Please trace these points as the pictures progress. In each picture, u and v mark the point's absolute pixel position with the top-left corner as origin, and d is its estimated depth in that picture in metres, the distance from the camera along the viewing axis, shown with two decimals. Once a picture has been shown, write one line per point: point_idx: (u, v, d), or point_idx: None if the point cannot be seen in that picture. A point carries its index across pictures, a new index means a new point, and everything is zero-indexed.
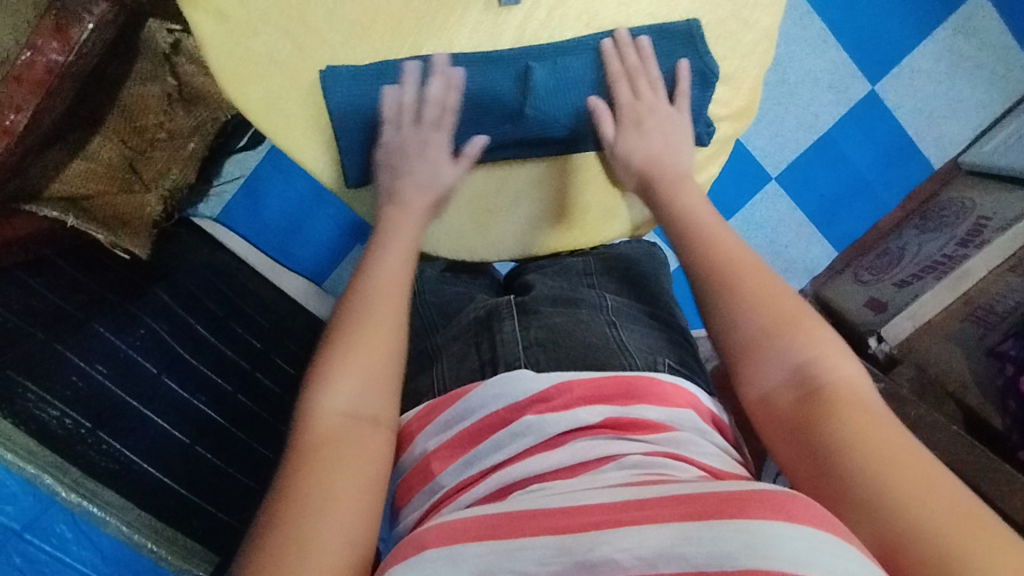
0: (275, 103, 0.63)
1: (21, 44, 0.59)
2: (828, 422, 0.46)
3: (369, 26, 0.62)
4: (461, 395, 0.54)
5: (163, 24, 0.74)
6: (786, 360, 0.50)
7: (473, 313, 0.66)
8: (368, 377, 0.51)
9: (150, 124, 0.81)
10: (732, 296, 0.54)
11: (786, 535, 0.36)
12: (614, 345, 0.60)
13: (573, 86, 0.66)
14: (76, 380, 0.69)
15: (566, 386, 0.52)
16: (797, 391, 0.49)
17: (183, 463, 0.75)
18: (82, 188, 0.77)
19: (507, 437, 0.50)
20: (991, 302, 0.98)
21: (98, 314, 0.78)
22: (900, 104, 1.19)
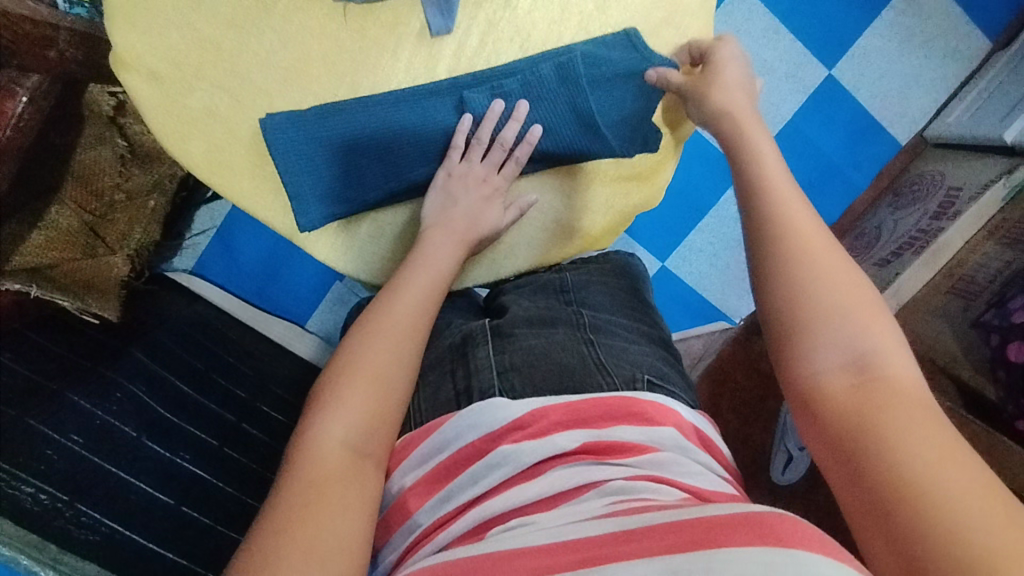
0: (219, 157, 0.63)
1: None
2: (878, 410, 0.42)
3: (304, 67, 0.62)
4: (438, 426, 0.52)
5: (103, 88, 0.76)
6: (843, 343, 0.46)
7: (448, 339, 0.64)
8: (370, 412, 0.50)
9: (106, 186, 0.81)
10: (794, 268, 0.49)
11: (774, 560, 0.33)
12: (591, 365, 0.57)
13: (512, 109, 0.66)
14: (50, 453, 0.68)
15: (542, 412, 0.51)
16: (855, 376, 0.45)
17: (169, 528, 0.73)
18: (44, 257, 0.76)
19: (485, 468, 0.48)
20: (973, 271, 0.96)
21: (70, 383, 0.77)
22: (859, 85, 1.20)
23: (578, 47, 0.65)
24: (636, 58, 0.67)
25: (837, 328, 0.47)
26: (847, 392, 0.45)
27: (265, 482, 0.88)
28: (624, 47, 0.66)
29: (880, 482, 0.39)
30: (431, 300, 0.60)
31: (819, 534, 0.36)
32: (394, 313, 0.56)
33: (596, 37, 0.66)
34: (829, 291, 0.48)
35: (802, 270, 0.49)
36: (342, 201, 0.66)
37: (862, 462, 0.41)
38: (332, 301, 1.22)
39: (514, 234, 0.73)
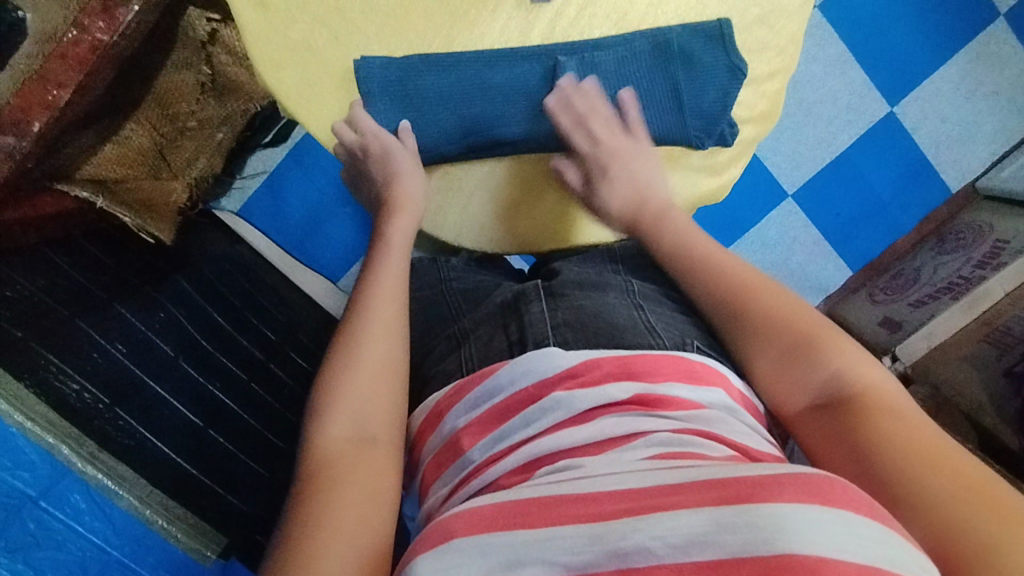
0: (309, 89, 0.65)
1: (67, 23, 0.60)
2: (868, 425, 0.48)
3: (405, 14, 0.65)
4: (490, 373, 0.55)
5: (202, 12, 0.76)
6: (816, 374, 0.53)
7: (499, 298, 0.66)
8: (366, 399, 0.53)
9: (182, 112, 0.83)
10: (771, 304, 0.58)
11: (813, 517, 0.36)
12: (642, 326, 0.59)
13: (607, 83, 0.69)
14: (97, 356, 0.70)
15: (594, 363, 0.53)
16: (828, 403, 0.52)
17: (195, 446, 0.74)
18: (112, 172, 0.79)
19: (537, 412, 0.51)
20: (1008, 324, 0.93)
21: (120, 295, 0.79)
22: (918, 126, 1.20)
23: (670, 31, 0.68)
24: (727, 50, 0.68)
25: (805, 358, 0.54)
26: (826, 416, 0.51)
27: (286, 422, 0.90)
28: (714, 38, 0.68)
29: (877, 480, 0.45)
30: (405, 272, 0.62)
31: (852, 489, 0.39)
32: (377, 297, 0.59)
33: (686, 25, 0.69)
34: (784, 323, 0.56)
35: (760, 307, 0.57)
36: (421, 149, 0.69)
37: (859, 466, 0.47)
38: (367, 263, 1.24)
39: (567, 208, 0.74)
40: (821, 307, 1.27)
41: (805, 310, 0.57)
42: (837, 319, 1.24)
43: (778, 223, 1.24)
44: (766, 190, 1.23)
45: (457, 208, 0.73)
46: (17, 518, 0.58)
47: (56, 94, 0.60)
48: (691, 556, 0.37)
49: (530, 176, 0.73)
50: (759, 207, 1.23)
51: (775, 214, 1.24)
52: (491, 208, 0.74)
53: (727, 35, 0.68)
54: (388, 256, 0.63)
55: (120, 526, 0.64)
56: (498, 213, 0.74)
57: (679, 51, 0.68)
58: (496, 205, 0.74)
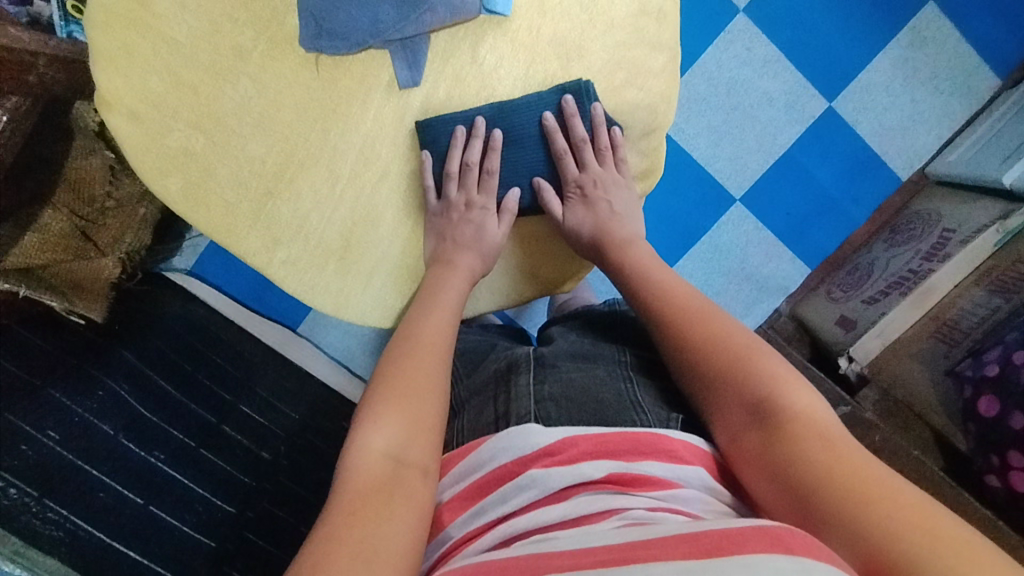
0: (195, 191, 0.72)
1: None
2: (791, 448, 0.51)
3: (269, 102, 0.70)
4: (474, 448, 0.59)
5: (89, 106, 0.81)
6: (748, 394, 0.55)
7: (494, 366, 0.71)
8: (410, 420, 0.56)
9: (97, 194, 0.85)
10: (702, 328, 0.61)
11: (783, 566, 0.38)
12: (629, 403, 0.62)
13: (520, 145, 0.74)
14: (25, 449, 0.75)
15: (572, 441, 0.55)
16: (757, 422, 0.54)
17: (130, 526, 0.76)
18: (38, 258, 0.79)
19: (512, 489, 0.53)
20: (957, 317, 0.93)
21: (57, 380, 0.83)
22: (860, 119, 1.19)
23: (541, 97, 0.71)
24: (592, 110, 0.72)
25: (736, 378, 0.57)
26: (758, 438, 0.54)
27: (241, 488, 0.88)
28: (579, 100, 0.71)
29: (805, 502, 0.48)
30: (451, 327, 0.67)
31: (815, 542, 0.42)
32: (425, 341, 0.63)
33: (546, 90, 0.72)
34: (722, 346, 0.59)
35: (697, 333, 0.61)
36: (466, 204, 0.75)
37: (792, 495, 0.49)
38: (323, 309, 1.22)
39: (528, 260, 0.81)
40: (784, 308, 1.25)
41: (748, 340, 0.60)
42: (798, 319, 1.22)
43: (728, 229, 1.23)
44: (712, 204, 1.22)
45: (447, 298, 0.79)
46: None
47: None
48: None
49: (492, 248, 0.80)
50: (708, 214, 1.22)
51: (726, 219, 1.22)
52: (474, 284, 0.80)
53: (587, 95, 0.71)
54: (420, 322, 0.66)
55: None
56: (389, 289, 0.77)
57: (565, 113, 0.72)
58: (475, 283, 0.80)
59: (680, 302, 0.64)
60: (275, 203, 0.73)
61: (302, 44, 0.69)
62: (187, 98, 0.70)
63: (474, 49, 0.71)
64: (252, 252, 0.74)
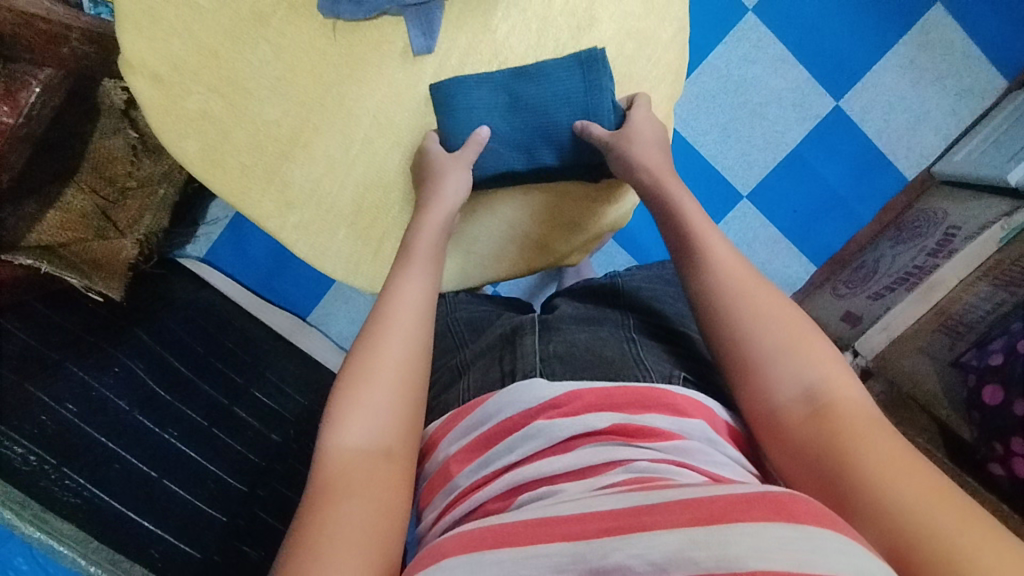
0: (211, 155, 0.74)
1: None
2: (840, 437, 0.50)
3: (289, 74, 0.72)
4: (481, 401, 0.60)
5: (116, 83, 0.83)
6: (798, 377, 0.54)
7: (499, 329, 0.72)
8: (380, 410, 0.56)
9: (119, 174, 0.88)
10: (746, 301, 0.59)
11: (785, 536, 0.38)
12: (631, 359, 0.64)
13: (531, 111, 0.74)
14: (45, 419, 0.73)
15: (577, 394, 0.56)
16: (807, 406, 0.53)
17: (144, 497, 0.76)
18: (59, 236, 0.82)
19: (519, 440, 0.54)
20: (962, 311, 0.94)
21: (75, 355, 0.83)
22: (867, 117, 1.20)
23: (551, 63, 0.72)
24: (601, 77, 0.72)
25: (784, 359, 0.55)
26: (806, 420, 0.52)
27: (250, 464, 0.91)
28: (588, 66, 0.72)
29: (844, 488, 0.48)
30: (430, 296, 0.65)
31: (823, 510, 0.41)
32: (400, 315, 0.62)
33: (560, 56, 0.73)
34: (773, 327, 0.57)
35: (745, 309, 0.58)
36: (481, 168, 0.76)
37: (830, 481, 0.49)
38: (332, 298, 1.25)
39: (541, 231, 0.81)
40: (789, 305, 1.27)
41: (798, 323, 0.58)
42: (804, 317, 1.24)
43: (735, 226, 1.24)
44: (719, 195, 1.23)
45: (459, 261, 0.81)
46: None
47: None
48: (668, 572, 0.38)
49: (502, 215, 0.81)
50: (715, 212, 1.24)
51: (733, 216, 1.24)
52: (486, 251, 0.81)
53: (598, 61, 0.72)
54: (410, 289, 0.65)
55: None
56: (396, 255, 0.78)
57: (576, 79, 0.73)
58: (487, 249, 0.81)
59: (731, 274, 0.61)
60: (288, 165, 0.74)
61: (320, 8, 0.71)
62: (210, 69, 0.72)
63: (487, 22, 0.73)
64: (263, 214, 0.75)
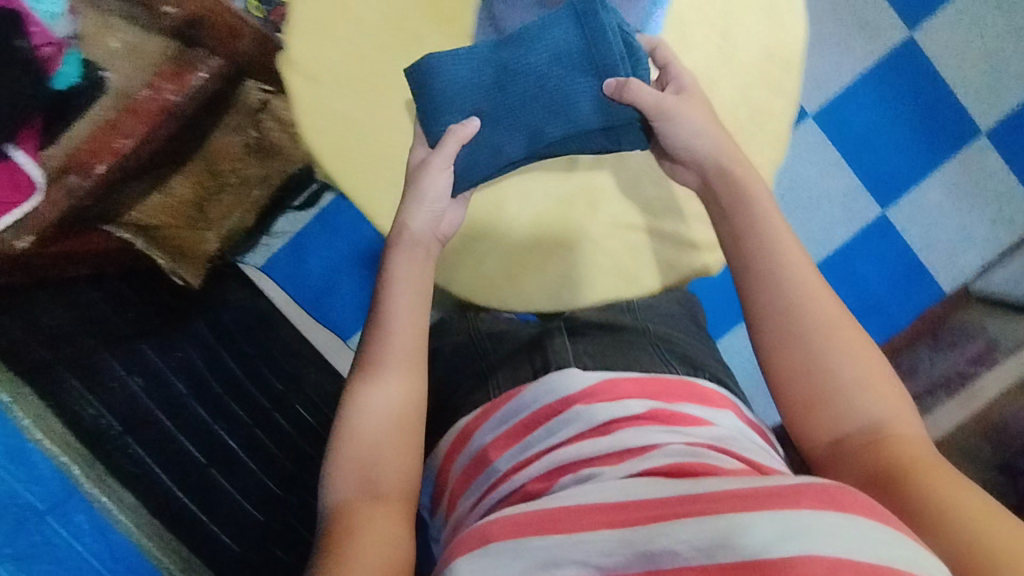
0: None
1: (143, 80, 0.64)
2: (908, 467, 0.45)
3: None
4: (514, 395, 0.62)
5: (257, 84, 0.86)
6: (857, 414, 0.50)
7: (527, 334, 0.72)
8: (363, 454, 0.55)
9: (226, 169, 0.91)
10: (809, 336, 0.53)
11: (830, 525, 0.36)
12: (658, 358, 0.66)
13: (531, 75, 0.62)
14: (115, 386, 0.74)
15: (613, 381, 0.59)
16: (866, 439, 0.49)
17: (192, 478, 0.76)
18: (154, 219, 0.85)
19: (559, 423, 0.56)
20: (1004, 420, 0.95)
21: (144, 333, 0.84)
22: (910, 228, 1.27)
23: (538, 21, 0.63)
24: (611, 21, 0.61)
25: (838, 396, 0.51)
26: (861, 447, 0.49)
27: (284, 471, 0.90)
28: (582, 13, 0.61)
29: (904, 510, 0.43)
30: (413, 317, 0.61)
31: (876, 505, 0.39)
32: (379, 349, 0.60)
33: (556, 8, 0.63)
34: (851, 365, 0.52)
35: (813, 331, 0.53)
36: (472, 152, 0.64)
37: (886, 499, 0.45)
38: None
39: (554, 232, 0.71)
40: None
41: (862, 352, 0.52)
42: None
43: None
44: None
45: (451, 257, 0.72)
46: (25, 530, 0.63)
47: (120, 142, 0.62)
48: (716, 559, 0.37)
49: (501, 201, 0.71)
50: None
51: None
52: (484, 252, 0.72)
53: (594, 1, 0.61)
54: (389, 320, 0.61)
55: (117, 551, 0.68)
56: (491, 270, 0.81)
57: (592, 28, 0.61)
58: (486, 251, 0.72)
59: (796, 289, 0.55)
60: None
61: None
62: None
63: None
64: None
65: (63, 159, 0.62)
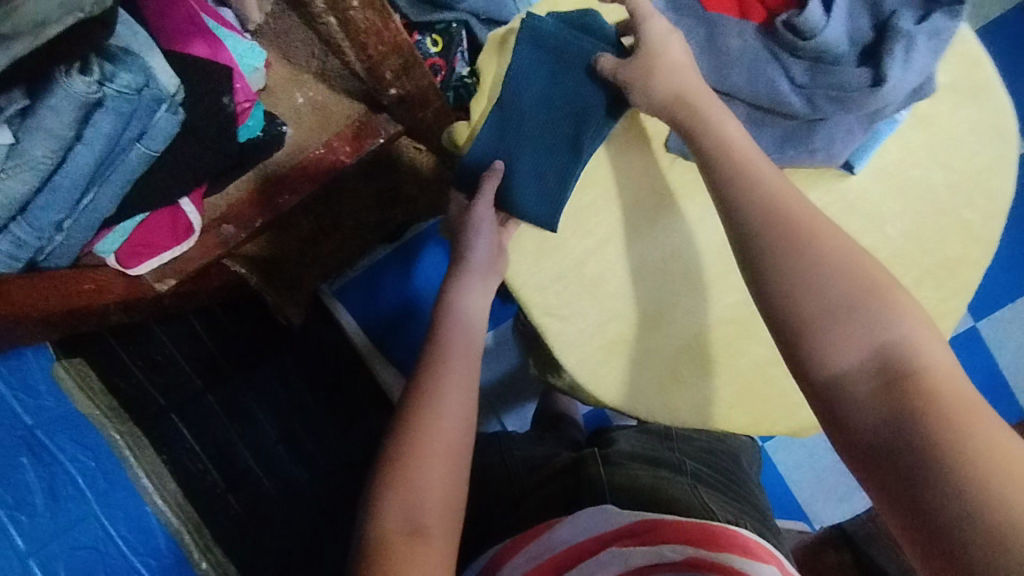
0: None
1: (319, 138, 0.59)
2: (924, 414, 0.33)
3: None
4: (543, 531, 0.56)
5: (412, 143, 0.72)
6: (869, 344, 0.37)
7: (562, 461, 0.70)
8: (417, 476, 0.46)
9: (350, 213, 0.82)
10: (808, 280, 0.39)
11: None
12: (696, 500, 0.63)
13: (536, 101, 0.58)
14: (218, 436, 0.71)
15: (652, 524, 0.53)
16: (878, 379, 0.36)
17: (277, 544, 0.71)
18: (269, 255, 0.79)
19: (594, 565, 0.51)
20: None
21: (243, 370, 0.78)
22: (1001, 344, 1.23)
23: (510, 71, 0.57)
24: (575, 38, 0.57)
25: (856, 326, 0.38)
26: (874, 398, 0.35)
27: None
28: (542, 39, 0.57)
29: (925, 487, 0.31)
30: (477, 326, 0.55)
31: None
32: (442, 358, 0.52)
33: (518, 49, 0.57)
34: (842, 281, 0.39)
35: (795, 236, 0.40)
36: (531, 188, 0.58)
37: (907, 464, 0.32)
38: None
39: (696, 337, 0.63)
40: None
41: (861, 262, 0.40)
42: None
43: None
44: None
45: (567, 341, 0.61)
46: None
47: (286, 199, 0.59)
48: None
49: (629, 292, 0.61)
50: None
51: None
52: (612, 345, 0.61)
53: (537, 28, 0.57)
54: (452, 329, 0.54)
55: None
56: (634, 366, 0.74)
57: (536, 51, 0.57)
58: (605, 344, 0.61)
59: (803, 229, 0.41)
60: None
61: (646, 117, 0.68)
62: None
63: None
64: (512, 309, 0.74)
65: (224, 209, 0.60)
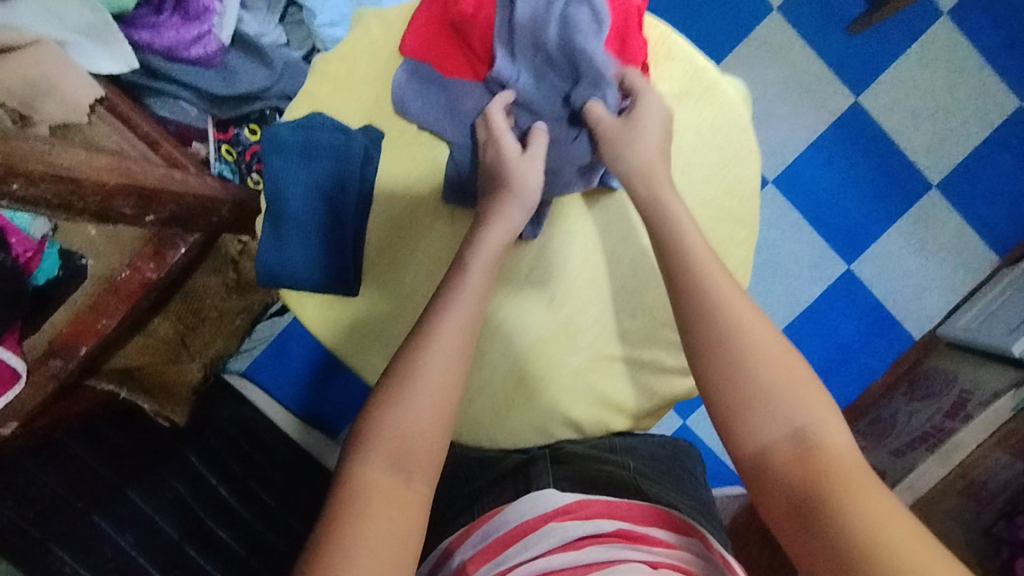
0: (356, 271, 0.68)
1: (123, 263, 0.64)
2: (825, 479, 0.41)
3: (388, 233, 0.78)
4: (493, 514, 0.55)
5: (235, 237, 0.82)
6: (788, 419, 0.45)
7: (508, 460, 0.66)
8: (415, 429, 0.45)
9: (206, 305, 0.87)
10: (736, 344, 0.47)
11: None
12: (636, 484, 0.60)
13: (301, 191, 0.64)
14: (107, 550, 0.75)
15: (587, 503, 0.54)
16: (796, 444, 0.44)
17: None
18: (136, 360, 0.83)
19: (535, 539, 0.50)
20: (984, 478, 0.98)
21: (133, 480, 0.82)
22: (875, 281, 1.26)
23: (269, 177, 0.64)
24: (308, 138, 0.63)
25: (757, 400, 0.46)
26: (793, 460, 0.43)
27: None
28: (286, 143, 0.63)
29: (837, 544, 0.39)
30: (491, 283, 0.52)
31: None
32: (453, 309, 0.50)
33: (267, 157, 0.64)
34: (770, 364, 0.46)
35: (711, 308, 0.49)
36: (321, 270, 0.64)
37: (801, 519, 0.41)
38: None
39: (527, 355, 0.67)
40: None
41: (740, 324, 0.48)
42: None
43: None
44: None
45: None
46: None
47: (103, 323, 0.63)
48: None
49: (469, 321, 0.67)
50: None
51: None
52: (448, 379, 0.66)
53: (278, 137, 0.63)
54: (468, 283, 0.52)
55: None
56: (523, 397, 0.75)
57: (283, 154, 0.63)
58: None
59: (718, 293, 0.50)
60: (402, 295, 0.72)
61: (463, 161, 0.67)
62: None
63: None
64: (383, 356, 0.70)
65: (45, 346, 0.63)
